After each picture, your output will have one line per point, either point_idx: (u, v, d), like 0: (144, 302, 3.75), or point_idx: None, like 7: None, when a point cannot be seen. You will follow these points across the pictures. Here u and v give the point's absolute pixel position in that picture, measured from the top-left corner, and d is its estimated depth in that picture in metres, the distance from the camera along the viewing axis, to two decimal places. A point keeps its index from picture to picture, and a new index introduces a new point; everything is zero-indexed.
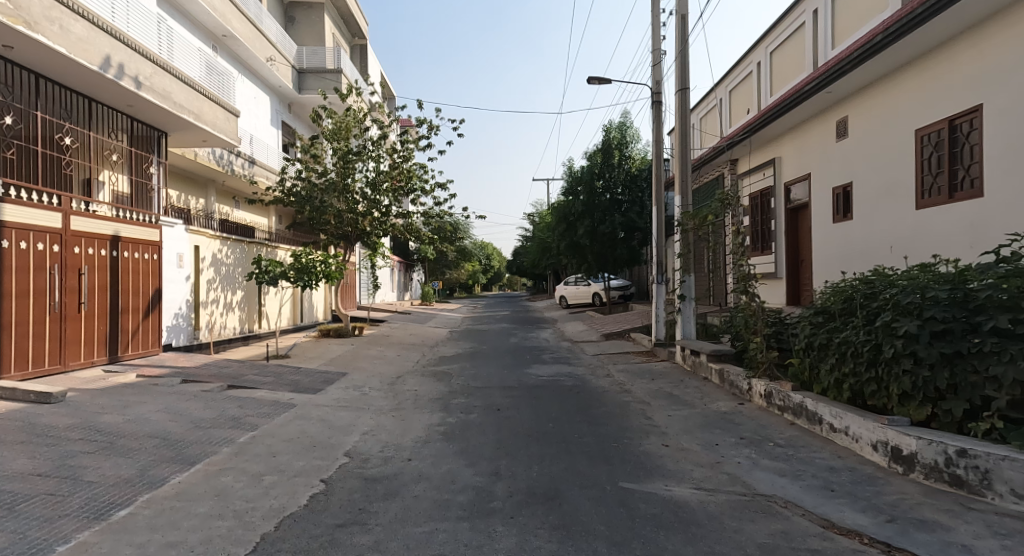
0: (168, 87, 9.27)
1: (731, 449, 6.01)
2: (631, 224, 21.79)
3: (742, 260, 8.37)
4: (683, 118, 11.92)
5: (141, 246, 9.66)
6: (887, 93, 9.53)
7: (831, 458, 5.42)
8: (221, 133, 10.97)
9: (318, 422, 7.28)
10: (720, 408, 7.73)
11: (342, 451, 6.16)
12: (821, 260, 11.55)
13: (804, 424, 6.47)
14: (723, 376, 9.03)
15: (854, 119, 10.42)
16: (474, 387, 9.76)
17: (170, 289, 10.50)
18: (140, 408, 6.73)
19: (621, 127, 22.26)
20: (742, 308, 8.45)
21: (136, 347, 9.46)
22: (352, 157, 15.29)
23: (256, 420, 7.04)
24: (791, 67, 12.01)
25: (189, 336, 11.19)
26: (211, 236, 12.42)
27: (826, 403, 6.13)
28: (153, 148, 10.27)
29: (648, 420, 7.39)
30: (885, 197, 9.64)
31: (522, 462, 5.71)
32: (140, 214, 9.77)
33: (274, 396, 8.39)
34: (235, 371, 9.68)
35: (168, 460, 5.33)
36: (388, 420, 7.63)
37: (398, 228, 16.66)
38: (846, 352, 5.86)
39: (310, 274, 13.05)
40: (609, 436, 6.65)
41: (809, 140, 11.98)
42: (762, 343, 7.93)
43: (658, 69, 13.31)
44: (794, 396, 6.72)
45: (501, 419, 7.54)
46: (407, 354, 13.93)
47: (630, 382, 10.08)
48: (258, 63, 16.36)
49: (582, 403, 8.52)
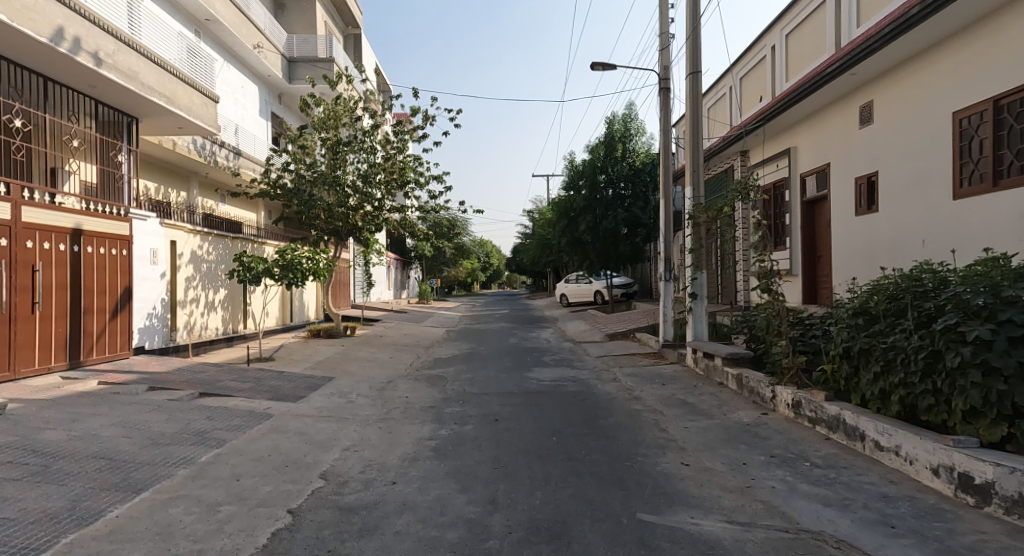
0: (134, 66, 8.47)
1: (762, 470, 5.26)
2: (634, 220, 21.06)
3: (765, 256, 7.58)
4: (695, 103, 11.12)
5: (108, 241, 8.86)
6: (920, 74, 8.78)
7: (882, 483, 4.65)
8: (196, 119, 10.17)
9: (295, 436, 6.52)
10: (742, 419, 6.97)
11: (317, 473, 5.39)
12: (842, 255, 10.86)
13: (841, 439, 5.74)
14: (742, 381, 8.28)
15: (880, 104, 9.69)
16: (470, 393, 9.00)
17: (142, 288, 9.72)
18: (92, 423, 5.97)
19: (625, 119, 21.43)
20: (764, 308, 7.68)
21: (102, 351, 8.70)
22: (342, 147, 14.54)
23: (223, 435, 6.26)
24: (809, 49, 11.25)
25: (164, 337, 10.42)
26: (190, 231, 11.62)
27: (869, 416, 5.39)
28: (123, 135, 9.48)
29: (663, 433, 6.64)
30: (916, 186, 8.91)
31: (524, 487, 4.96)
32: (108, 206, 8.97)
33: (248, 405, 7.61)
34: (211, 376, 8.93)
35: (108, 488, 4.55)
36: (374, 433, 6.86)
37: (392, 223, 15.84)
38: (895, 359, 5.13)
39: (295, 271, 12.22)
40: (620, 454, 5.89)
41: (828, 127, 11.22)
42: (787, 347, 7.14)
43: (666, 53, 12.54)
44: (829, 407, 5.99)
45: (499, 431, 6.78)
46: (400, 356, 13.18)
47: (639, 388, 9.31)
48: (244, 49, 15.58)
49: (589, 411, 7.76)
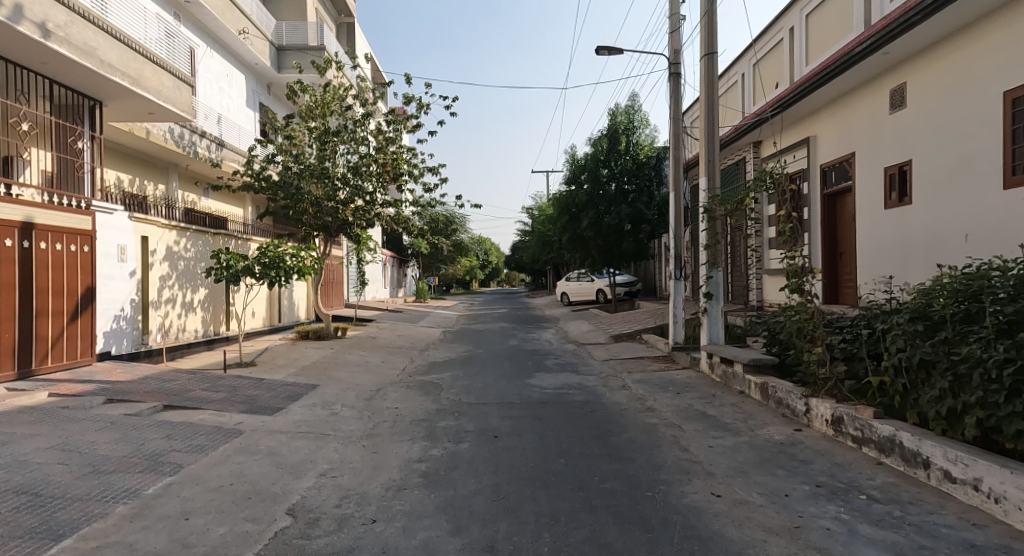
0: (90, 41, 7.60)
1: (809, 505, 4.45)
2: (638, 215, 20.31)
3: (796, 253, 6.77)
4: (710, 87, 10.27)
5: (66, 236, 8.03)
6: (964, 51, 7.94)
7: (963, 527, 3.84)
8: (168, 103, 9.34)
9: (265, 458, 5.68)
10: (773, 437, 6.16)
11: (284, 507, 4.56)
12: (870, 252, 10.08)
13: (896, 464, 4.94)
14: (768, 392, 7.45)
15: (915, 86, 8.87)
16: (466, 404, 8.18)
17: (108, 287, 8.88)
18: (26, 446, 5.15)
19: (628, 111, 20.60)
20: (795, 311, 6.86)
21: (59, 357, 7.88)
22: (331, 137, 13.75)
23: (182, 458, 5.44)
24: (833, 28, 10.43)
25: (134, 341, 9.60)
26: (165, 226, 10.78)
27: (934, 440, 4.59)
28: (85, 120, 8.62)
29: (685, 454, 5.82)
30: (959, 176, 8.10)
31: (529, 528, 4.16)
32: (68, 198, 8.17)
33: (217, 420, 6.78)
34: (180, 385, 8.09)
35: (18, 537, 3.72)
36: (356, 453, 6.03)
37: (385, 219, 15.03)
38: (970, 374, 4.32)
39: (279, 268, 11.28)
40: (639, 481, 5.08)
41: (853, 114, 10.42)
42: (823, 354, 6.31)
43: (677, 36, 11.72)
44: (880, 427, 5.18)
45: (499, 452, 5.96)
46: (393, 360, 12.34)
47: (652, 397, 8.48)
48: (228, 34, 14.70)
49: (598, 426, 6.94)
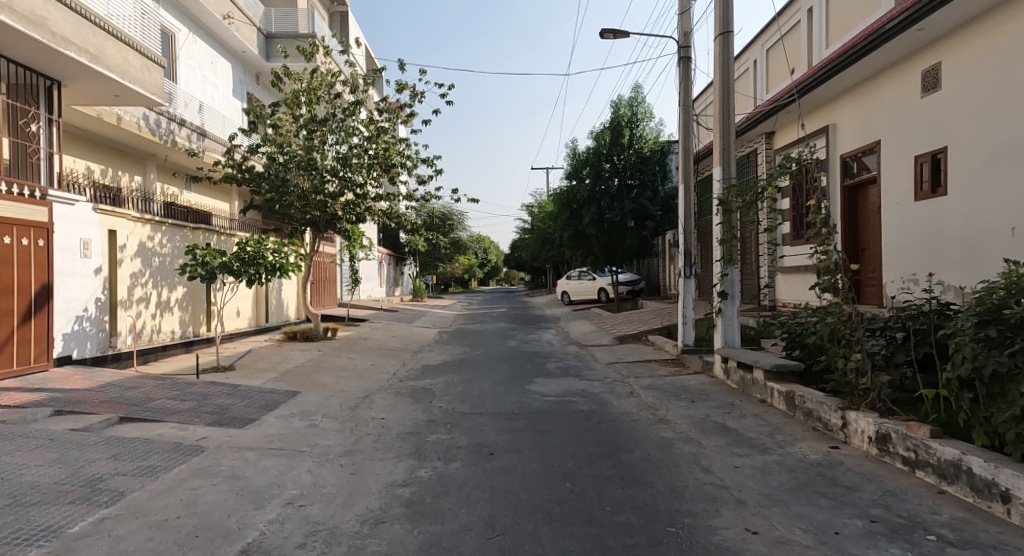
0: (39, 9, 6.83)
1: (870, 546, 3.68)
2: (642, 211, 19.50)
3: (828, 248, 5.86)
4: (726, 69, 9.49)
5: (16, 228, 7.26)
6: (1008, 24, 7.20)
7: None
8: (137, 86, 8.64)
9: (225, 483, 4.91)
10: (808, 456, 5.39)
11: (236, 548, 3.80)
12: (898, 247, 9.33)
13: (962, 493, 4.20)
14: (796, 403, 6.67)
15: (951, 67, 8.13)
16: (460, 414, 7.41)
17: (69, 285, 8.12)
18: None
19: (631, 103, 19.71)
20: (826, 313, 6.08)
21: (8, 363, 7.12)
22: (318, 126, 12.96)
23: (127, 483, 4.68)
24: (856, 6, 9.69)
25: (100, 344, 8.83)
26: (136, 220, 10.00)
27: (1015, 467, 3.84)
28: (40, 101, 7.92)
29: (708, 476, 5.07)
30: (1002, 164, 7.36)
31: None
32: (21, 186, 7.41)
33: (178, 435, 6.03)
34: (144, 393, 7.33)
35: None
36: (332, 474, 5.27)
37: (377, 213, 14.25)
38: None
39: (259, 265, 10.50)
40: (659, 512, 4.32)
41: (879, 98, 9.67)
42: (863, 362, 5.50)
43: (687, 18, 10.97)
44: (941, 449, 4.43)
45: (495, 473, 5.21)
46: (383, 362, 11.60)
47: (664, 406, 7.71)
48: (212, 20, 13.95)
49: (607, 440, 6.18)
